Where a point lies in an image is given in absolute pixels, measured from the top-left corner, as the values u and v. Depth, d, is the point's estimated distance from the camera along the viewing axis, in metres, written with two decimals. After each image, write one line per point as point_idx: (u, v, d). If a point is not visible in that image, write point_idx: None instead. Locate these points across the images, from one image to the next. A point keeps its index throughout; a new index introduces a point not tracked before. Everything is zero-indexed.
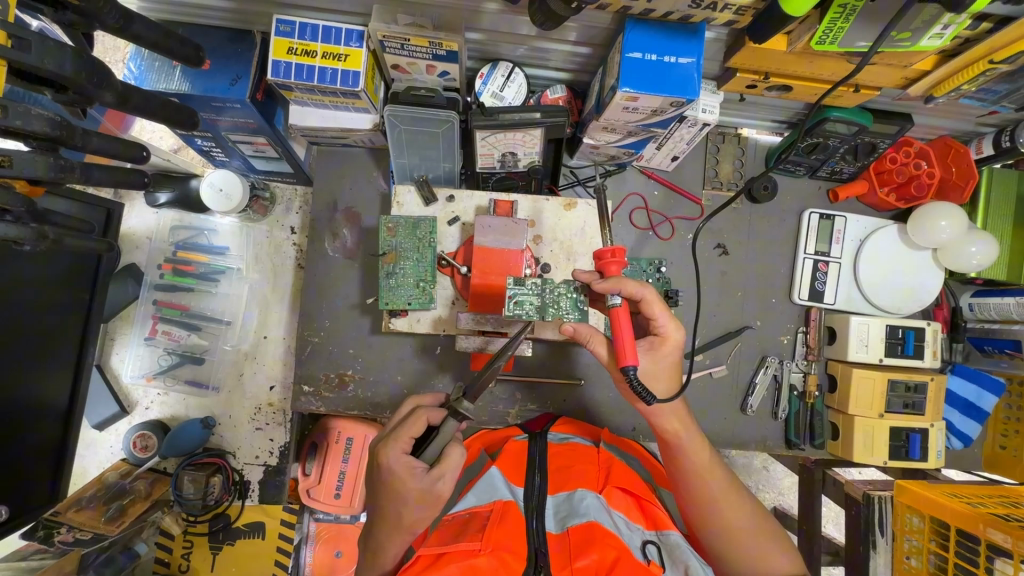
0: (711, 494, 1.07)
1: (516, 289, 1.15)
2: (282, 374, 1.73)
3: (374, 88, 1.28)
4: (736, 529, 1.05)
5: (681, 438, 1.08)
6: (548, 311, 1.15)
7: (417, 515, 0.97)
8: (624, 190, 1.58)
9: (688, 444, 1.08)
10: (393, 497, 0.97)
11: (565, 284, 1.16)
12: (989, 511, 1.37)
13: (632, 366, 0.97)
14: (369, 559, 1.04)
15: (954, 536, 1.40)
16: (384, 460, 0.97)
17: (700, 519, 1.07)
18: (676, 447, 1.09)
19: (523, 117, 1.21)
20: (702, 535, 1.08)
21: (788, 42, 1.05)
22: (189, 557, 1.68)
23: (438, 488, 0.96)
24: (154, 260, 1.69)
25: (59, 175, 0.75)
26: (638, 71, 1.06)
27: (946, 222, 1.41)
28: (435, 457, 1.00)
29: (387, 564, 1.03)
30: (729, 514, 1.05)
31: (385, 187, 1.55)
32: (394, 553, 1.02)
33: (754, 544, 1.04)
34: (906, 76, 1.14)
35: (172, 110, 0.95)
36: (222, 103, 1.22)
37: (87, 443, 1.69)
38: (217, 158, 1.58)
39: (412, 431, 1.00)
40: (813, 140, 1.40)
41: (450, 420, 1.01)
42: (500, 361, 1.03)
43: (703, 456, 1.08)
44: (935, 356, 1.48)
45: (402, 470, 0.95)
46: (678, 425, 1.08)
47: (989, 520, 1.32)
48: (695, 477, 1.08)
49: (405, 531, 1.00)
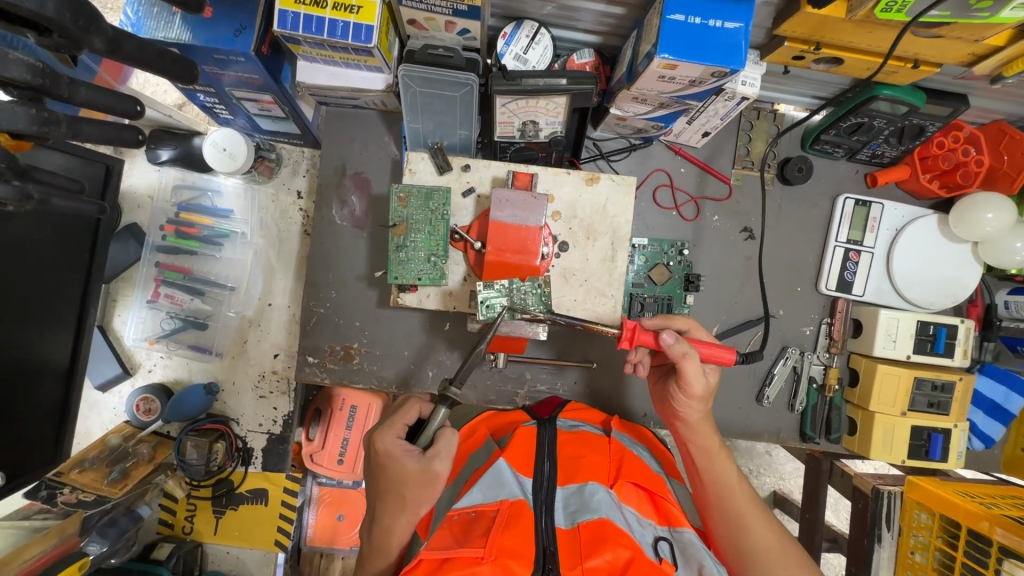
0: (740, 510, 1.06)
1: (485, 292, 1.16)
2: (286, 342, 1.69)
3: (388, 45, 1.19)
4: (764, 547, 1.02)
5: (710, 451, 1.12)
6: (517, 310, 1.16)
7: (419, 497, 0.95)
8: (649, 165, 1.50)
9: (717, 459, 1.11)
10: (394, 480, 0.95)
11: (530, 282, 1.18)
12: (1003, 513, 1.32)
13: (735, 352, 1.06)
14: (374, 543, 0.99)
15: (964, 536, 1.37)
16: (378, 446, 0.98)
17: (728, 538, 1.05)
18: (706, 457, 1.12)
19: (549, 83, 1.12)
20: (730, 557, 1.05)
21: (848, 8, 0.95)
22: (192, 520, 1.70)
23: (435, 466, 0.95)
24: (155, 220, 1.63)
25: (43, 129, 0.68)
26: (680, 35, 0.96)
27: (992, 214, 1.32)
28: (428, 441, 0.99)
29: (392, 552, 0.98)
30: (757, 534, 1.04)
31: (397, 152, 1.47)
32: (400, 539, 0.98)
33: (783, 566, 1.00)
34: (973, 52, 1.04)
35: (174, 63, 0.87)
36: (225, 55, 1.14)
37: (91, 405, 1.67)
38: (221, 115, 1.49)
39: (405, 418, 1.03)
40: (856, 120, 1.31)
41: (440, 407, 0.99)
42: (482, 344, 1.06)
43: (732, 473, 1.10)
44: (965, 355, 1.42)
45: (396, 452, 0.96)
46: (709, 438, 1.13)
47: (999, 521, 1.28)
48: (722, 492, 1.09)
49: (409, 513, 0.96)
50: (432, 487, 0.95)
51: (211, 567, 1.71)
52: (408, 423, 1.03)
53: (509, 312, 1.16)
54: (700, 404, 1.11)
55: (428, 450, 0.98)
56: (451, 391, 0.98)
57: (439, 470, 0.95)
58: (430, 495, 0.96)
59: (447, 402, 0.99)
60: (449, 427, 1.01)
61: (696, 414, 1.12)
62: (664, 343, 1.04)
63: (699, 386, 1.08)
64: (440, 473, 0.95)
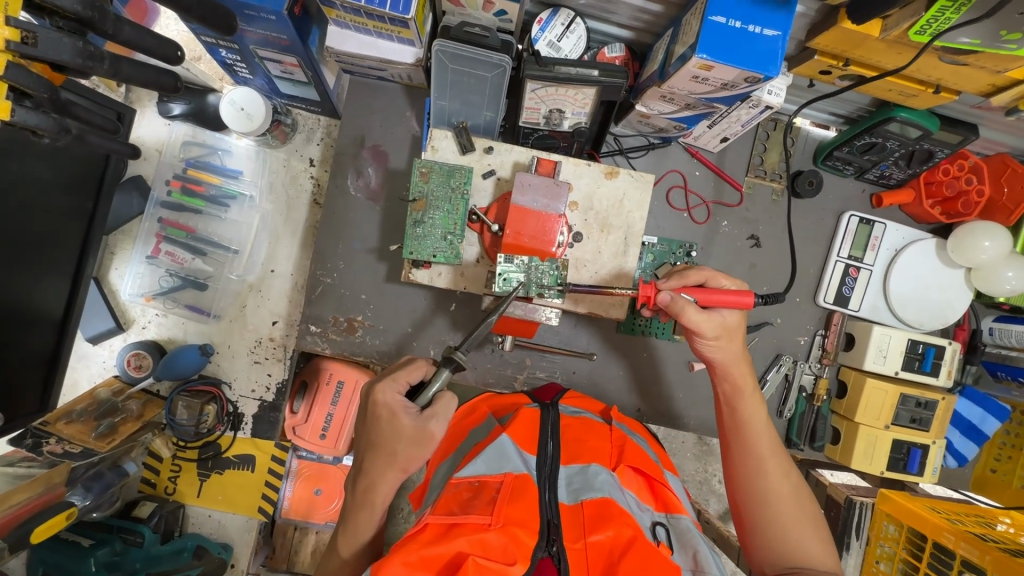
0: (762, 455, 1.10)
1: (503, 266, 1.13)
2: (286, 310, 1.67)
3: (422, 20, 1.19)
4: (778, 493, 1.06)
5: (743, 393, 1.15)
6: (532, 288, 1.14)
7: (411, 453, 0.95)
8: (665, 165, 1.52)
9: (746, 401, 1.15)
10: (388, 435, 0.95)
11: (551, 263, 1.15)
12: (966, 529, 1.29)
13: (754, 294, 1.07)
14: (360, 494, 0.99)
15: (928, 548, 1.33)
16: (377, 399, 0.96)
17: (746, 480, 1.09)
18: (736, 399, 1.15)
19: (581, 73, 1.13)
20: (743, 497, 1.09)
21: (882, 27, 1.00)
22: (175, 481, 1.67)
23: (430, 427, 0.94)
24: (162, 174, 1.60)
25: (87, 63, 0.71)
26: (719, 37, 0.98)
27: (988, 242, 1.38)
28: (427, 401, 0.98)
29: (376, 506, 0.98)
30: (774, 479, 1.08)
31: (417, 129, 1.48)
32: (384, 493, 0.98)
33: (793, 512, 1.05)
34: (994, 83, 1.09)
35: (212, 11, 0.91)
36: (255, 11, 1.10)
37: (81, 356, 1.64)
38: (240, 74, 1.45)
39: (409, 375, 1.00)
40: (871, 140, 1.35)
41: (443, 368, 0.97)
42: (493, 317, 1.00)
43: (761, 417, 1.14)
44: (949, 375, 1.48)
45: (396, 409, 0.95)
46: (744, 380, 1.16)
47: (965, 535, 1.25)
48: (747, 435, 1.12)
49: (398, 469, 0.96)
50: (424, 446, 0.95)
51: (191, 530, 1.68)
52: (411, 381, 1.00)
53: (523, 288, 1.13)
54: (719, 344, 1.13)
55: (426, 409, 0.97)
56: (459, 354, 0.97)
57: (434, 431, 0.95)
58: (421, 454, 0.95)
59: (451, 364, 0.97)
60: (449, 391, 1.00)
61: (728, 354, 1.14)
62: (661, 301, 1.08)
63: (710, 328, 1.09)
64: (435, 433, 0.95)
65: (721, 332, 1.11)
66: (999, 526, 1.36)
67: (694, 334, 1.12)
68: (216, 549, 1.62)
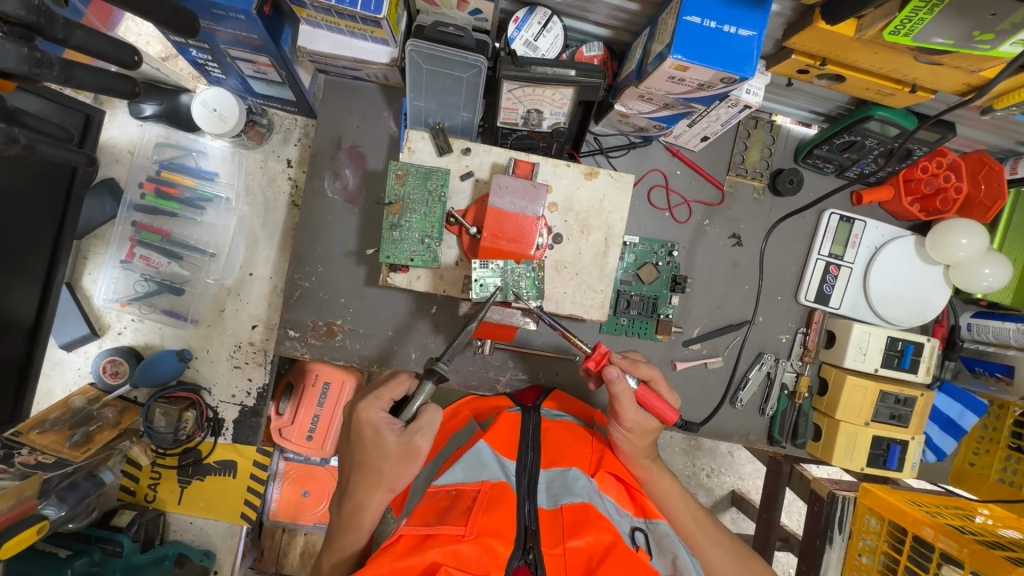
0: (689, 532, 1.12)
1: (477, 270, 1.13)
2: (265, 314, 1.65)
3: (396, 19, 1.18)
4: (718, 564, 1.10)
5: (653, 475, 1.15)
6: (509, 292, 1.14)
7: (398, 471, 0.94)
8: (646, 164, 1.51)
9: (656, 480, 1.15)
10: (372, 454, 0.94)
11: (525, 265, 1.15)
12: (946, 522, 1.30)
13: (679, 416, 1.09)
14: (346, 516, 0.98)
15: (908, 541, 1.33)
16: (361, 417, 0.96)
17: None
18: (647, 482, 1.15)
19: (557, 73, 1.11)
20: None
21: (857, 27, 1.00)
22: (154, 489, 1.65)
23: (415, 442, 0.94)
24: (135, 176, 1.56)
25: (33, 70, 0.69)
26: (695, 38, 0.97)
27: (965, 239, 1.38)
28: (411, 415, 0.97)
29: (365, 528, 0.97)
30: (706, 548, 1.11)
31: (395, 129, 1.46)
32: (372, 514, 0.96)
33: None
34: (969, 83, 1.10)
35: (173, 14, 0.88)
36: (223, 10, 1.07)
37: (55, 363, 1.60)
38: (213, 74, 1.42)
39: (392, 392, 1.00)
40: (850, 138, 1.35)
41: (426, 381, 0.95)
42: (472, 324, 1.04)
43: (676, 493, 1.15)
44: (928, 371, 1.50)
45: (378, 425, 0.94)
46: (651, 462, 1.15)
47: (943, 529, 1.26)
48: (668, 515, 1.14)
49: (385, 488, 0.95)
50: (412, 462, 0.94)
51: (172, 537, 1.66)
52: (394, 398, 1.01)
53: (501, 293, 1.14)
54: (630, 437, 1.12)
55: (410, 424, 0.96)
56: (440, 366, 0.95)
57: (419, 445, 0.94)
58: (408, 472, 0.95)
59: (433, 377, 0.95)
60: (434, 403, 0.99)
61: (631, 445, 1.13)
62: (608, 373, 1.06)
63: (628, 419, 1.09)
64: (421, 448, 0.94)
65: (636, 429, 1.10)
66: (978, 518, 1.38)
67: (613, 415, 1.11)
68: (199, 557, 1.62)
